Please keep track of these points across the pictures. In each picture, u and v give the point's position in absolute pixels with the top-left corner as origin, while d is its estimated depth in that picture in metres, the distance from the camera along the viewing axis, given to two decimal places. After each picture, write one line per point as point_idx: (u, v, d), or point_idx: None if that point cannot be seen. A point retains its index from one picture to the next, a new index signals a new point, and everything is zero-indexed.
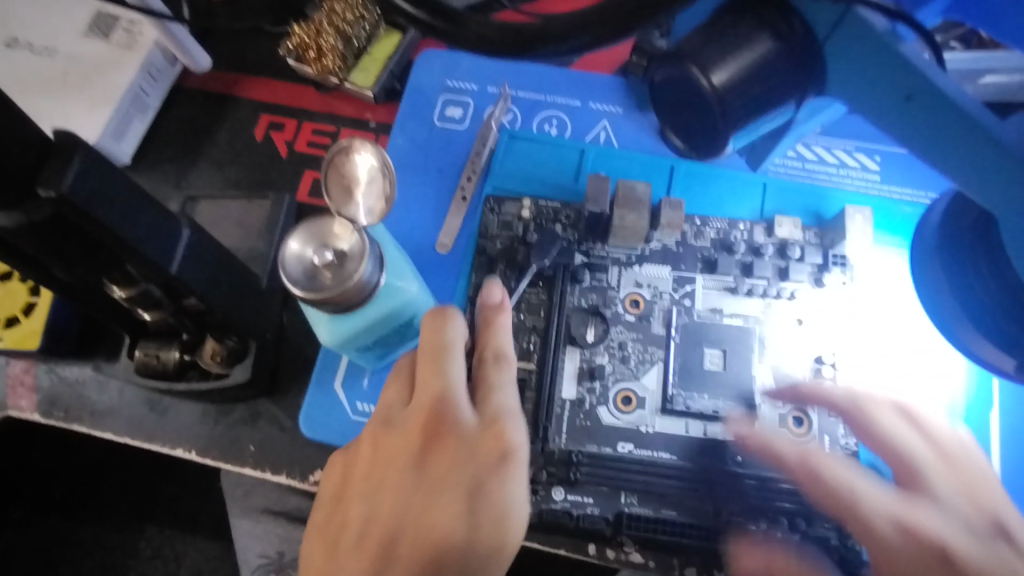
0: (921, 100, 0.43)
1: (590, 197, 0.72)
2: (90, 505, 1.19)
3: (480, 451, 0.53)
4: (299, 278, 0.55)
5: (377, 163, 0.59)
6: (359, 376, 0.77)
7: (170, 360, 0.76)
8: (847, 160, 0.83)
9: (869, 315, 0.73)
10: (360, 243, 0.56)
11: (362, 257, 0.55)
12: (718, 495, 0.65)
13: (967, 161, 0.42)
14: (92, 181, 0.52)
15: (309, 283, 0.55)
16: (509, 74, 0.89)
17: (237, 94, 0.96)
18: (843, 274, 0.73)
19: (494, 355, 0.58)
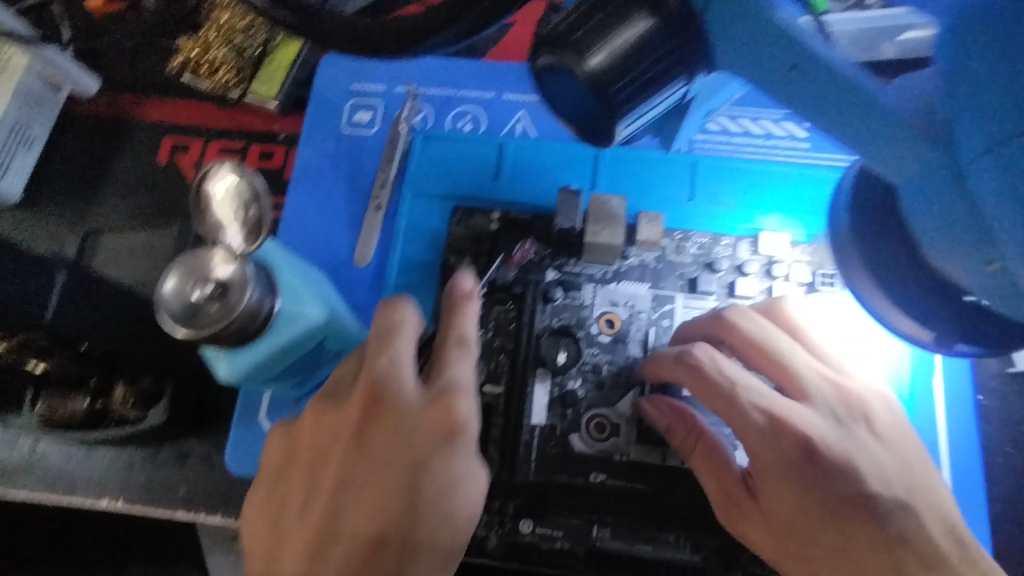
0: (807, 71, 0.39)
1: (561, 211, 0.67)
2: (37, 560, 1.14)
3: (414, 449, 0.50)
4: (182, 318, 0.51)
5: (243, 180, 0.50)
6: (285, 407, 0.73)
7: (78, 411, 0.71)
8: (773, 130, 0.81)
9: (861, 329, 0.69)
10: (241, 271, 0.51)
11: (246, 285, 0.51)
12: (690, 526, 0.64)
13: (856, 131, 0.39)
14: None
15: (195, 320, 0.51)
16: (418, 71, 0.84)
17: (132, 117, 0.90)
18: (832, 295, 0.70)
19: (453, 340, 0.55)
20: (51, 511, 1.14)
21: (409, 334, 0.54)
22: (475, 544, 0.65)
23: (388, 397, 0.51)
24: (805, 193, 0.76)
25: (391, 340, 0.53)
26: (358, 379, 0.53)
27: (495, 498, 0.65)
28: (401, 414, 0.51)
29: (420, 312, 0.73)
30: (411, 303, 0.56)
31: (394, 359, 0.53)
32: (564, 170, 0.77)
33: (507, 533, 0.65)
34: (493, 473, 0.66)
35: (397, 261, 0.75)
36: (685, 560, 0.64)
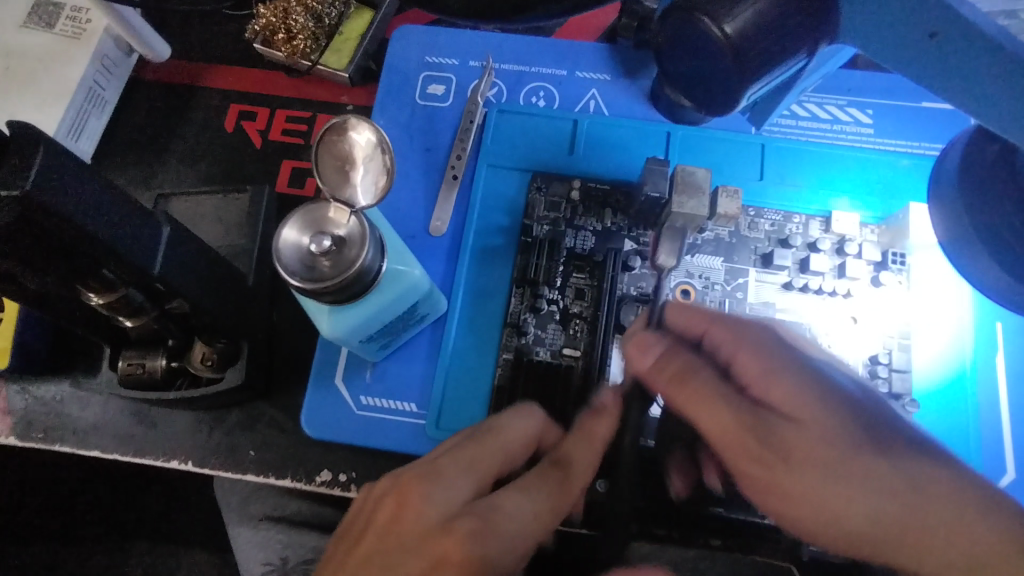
0: (948, 40, 0.40)
1: (647, 180, 0.69)
2: (81, 526, 1.15)
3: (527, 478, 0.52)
4: (297, 270, 0.52)
5: (374, 141, 0.53)
6: (361, 370, 0.73)
7: (157, 368, 0.72)
8: (839, 116, 0.81)
9: (925, 308, 0.71)
10: (358, 230, 0.53)
11: (361, 245, 0.52)
12: None
13: (994, 90, 0.40)
14: (59, 177, 0.48)
15: (306, 274, 0.52)
16: (491, 46, 0.85)
17: (203, 84, 0.90)
18: (900, 275, 0.72)
19: (564, 462, 0.54)
20: (96, 477, 1.15)
21: (500, 448, 0.54)
22: None
23: (420, 491, 0.50)
24: (875, 179, 0.77)
25: (489, 441, 0.54)
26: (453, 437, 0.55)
27: None
28: (478, 454, 0.53)
29: (498, 282, 0.74)
30: (539, 412, 0.58)
31: (459, 466, 0.52)
32: (636, 147, 0.79)
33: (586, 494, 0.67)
34: None
35: (474, 228, 0.76)
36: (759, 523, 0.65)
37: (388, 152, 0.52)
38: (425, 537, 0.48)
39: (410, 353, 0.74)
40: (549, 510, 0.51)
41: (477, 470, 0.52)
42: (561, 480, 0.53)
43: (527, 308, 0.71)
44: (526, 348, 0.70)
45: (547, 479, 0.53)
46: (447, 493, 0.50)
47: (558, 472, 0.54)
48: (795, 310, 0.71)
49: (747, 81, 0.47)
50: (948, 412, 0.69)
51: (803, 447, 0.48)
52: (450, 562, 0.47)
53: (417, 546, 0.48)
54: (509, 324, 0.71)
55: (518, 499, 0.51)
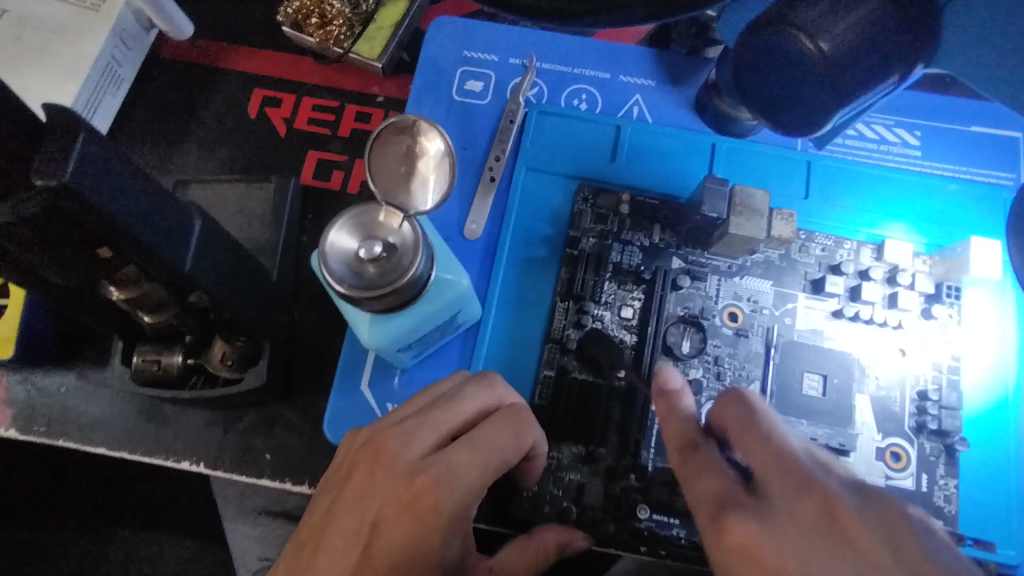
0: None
1: (706, 200, 0.66)
2: (60, 514, 1.11)
3: (481, 435, 0.51)
4: (343, 278, 0.49)
5: (441, 148, 0.50)
6: (389, 376, 0.70)
7: (173, 366, 0.68)
8: (887, 136, 0.79)
9: (975, 347, 0.71)
10: (408, 237, 0.50)
11: (412, 254, 0.49)
12: None
13: None
14: (100, 167, 0.44)
15: (350, 285, 0.49)
16: (535, 44, 0.82)
17: (225, 65, 0.86)
18: (951, 308, 0.71)
19: (521, 414, 0.54)
20: (80, 465, 1.11)
21: (460, 414, 0.53)
22: (594, 529, 0.63)
23: (389, 441, 0.51)
24: (924, 204, 0.75)
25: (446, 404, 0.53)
26: (419, 398, 0.55)
27: (618, 481, 0.64)
28: (438, 413, 0.52)
29: (539, 290, 0.71)
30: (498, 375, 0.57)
31: (418, 425, 0.51)
32: (681, 159, 0.76)
33: (626, 520, 0.63)
34: (612, 458, 0.65)
35: (514, 239, 0.73)
36: None
37: (455, 160, 0.50)
38: (392, 468, 0.50)
39: (442, 362, 0.70)
40: (496, 457, 0.51)
41: (435, 427, 0.52)
42: (520, 430, 0.53)
43: (571, 323, 0.68)
44: (569, 365, 0.67)
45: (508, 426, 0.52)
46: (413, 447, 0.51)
47: (517, 423, 0.53)
48: (843, 340, 0.70)
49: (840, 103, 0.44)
50: (993, 448, 0.68)
51: (767, 533, 0.44)
52: (420, 507, 0.48)
53: (391, 479, 0.49)
54: (552, 340, 0.68)
55: (471, 452, 0.50)
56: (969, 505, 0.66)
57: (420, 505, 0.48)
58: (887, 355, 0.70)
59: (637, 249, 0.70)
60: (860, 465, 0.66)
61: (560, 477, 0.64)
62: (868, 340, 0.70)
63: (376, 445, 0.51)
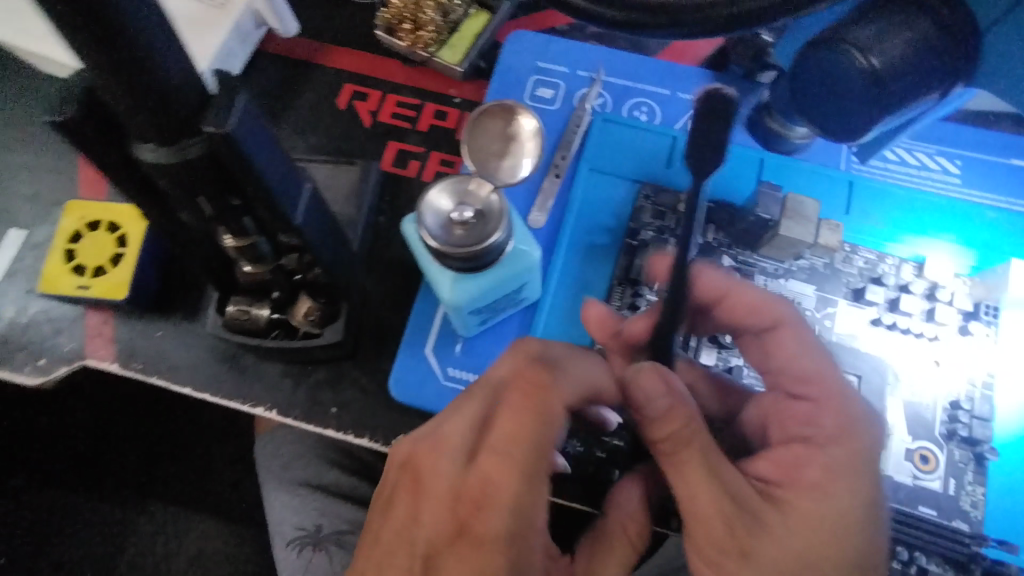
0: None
1: (760, 202, 0.73)
2: (108, 477, 1.29)
3: (501, 430, 0.54)
4: (436, 232, 0.57)
5: (532, 131, 0.59)
6: (451, 344, 0.79)
7: (262, 318, 0.76)
8: (928, 163, 0.85)
9: (1012, 369, 0.74)
10: (497, 208, 0.57)
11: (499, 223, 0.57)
12: None
13: None
14: (248, 124, 0.53)
15: (441, 239, 0.56)
16: (603, 59, 0.90)
17: (321, 62, 0.96)
18: (988, 328, 0.74)
19: (545, 398, 0.55)
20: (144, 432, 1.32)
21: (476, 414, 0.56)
22: None
23: (423, 470, 0.55)
24: (962, 226, 0.80)
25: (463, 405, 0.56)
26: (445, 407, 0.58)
27: None
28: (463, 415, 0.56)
29: (597, 277, 0.78)
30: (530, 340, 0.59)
31: (449, 437, 0.55)
32: (731, 170, 0.83)
33: None
34: None
35: (573, 229, 0.80)
36: None
37: (542, 139, 0.59)
38: (432, 495, 0.54)
39: (500, 335, 0.78)
40: (524, 445, 0.53)
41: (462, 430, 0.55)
42: (540, 408, 0.54)
43: (625, 305, 0.75)
44: None
45: (525, 406, 0.54)
46: (446, 465, 0.54)
47: (536, 402, 0.55)
48: (879, 346, 0.74)
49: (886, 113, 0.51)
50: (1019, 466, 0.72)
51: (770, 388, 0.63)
52: (476, 492, 0.53)
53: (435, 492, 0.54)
54: None
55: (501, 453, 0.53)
56: (993, 513, 0.70)
57: (471, 506, 0.53)
58: (922, 366, 0.73)
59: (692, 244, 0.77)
60: (889, 463, 0.70)
61: (603, 442, 0.71)
62: (905, 350, 0.74)
63: (411, 476, 0.56)
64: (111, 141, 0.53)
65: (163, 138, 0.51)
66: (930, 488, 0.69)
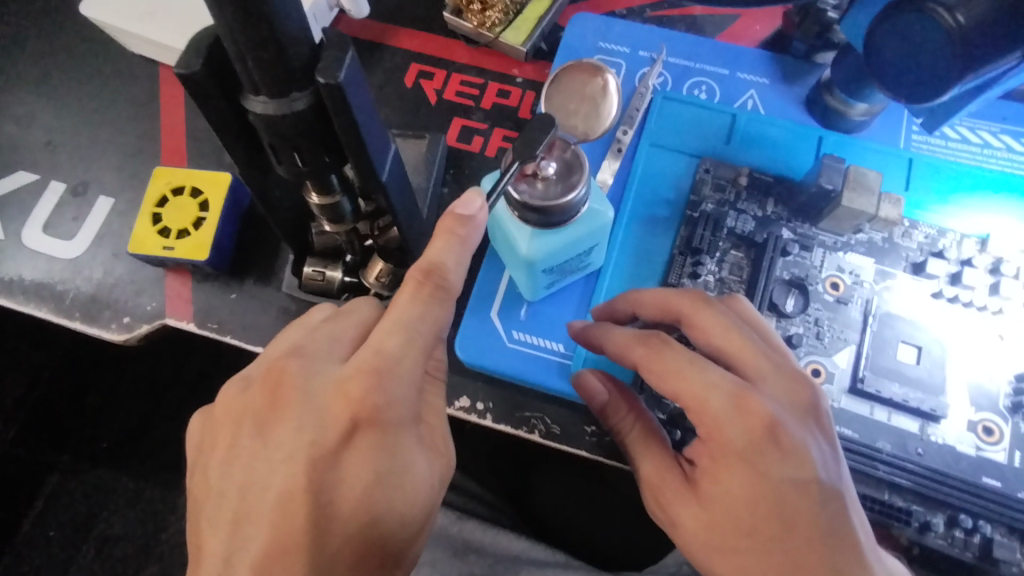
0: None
1: (823, 173, 0.74)
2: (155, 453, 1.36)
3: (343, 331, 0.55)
4: (545, 168, 0.60)
5: None
6: (515, 308, 0.80)
7: (336, 281, 0.80)
8: (991, 141, 0.85)
9: None
10: (551, 201, 0.60)
11: (536, 213, 0.61)
12: (898, 480, 0.69)
13: None
14: (351, 79, 0.57)
15: (531, 175, 0.60)
16: (663, 39, 0.93)
17: (390, 43, 1.01)
18: None
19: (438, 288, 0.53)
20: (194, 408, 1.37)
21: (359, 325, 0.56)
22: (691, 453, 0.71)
23: (296, 366, 0.52)
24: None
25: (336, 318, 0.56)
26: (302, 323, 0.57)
27: None
28: (327, 323, 0.56)
29: (659, 246, 0.81)
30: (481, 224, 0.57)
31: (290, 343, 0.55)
32: (789, 147, 0.85)
33: None
34: None
35: (636, 200, 0.83)
36: (885, 500, 0.68)
37: None
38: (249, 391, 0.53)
39: (564, 300, 0.80)
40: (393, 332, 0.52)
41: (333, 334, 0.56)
42: (421, 295, 0.53)
43: (687, 274, 0.77)
44: None
45: (414, 298, 0.52)
46: (325, 363, 0.53)
47: (427, 285, 0.53)
48: (941, 319, 0.75)
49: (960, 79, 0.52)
50: None
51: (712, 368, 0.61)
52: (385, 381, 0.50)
53: (303, 394, 0.51)
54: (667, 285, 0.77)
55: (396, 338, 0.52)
56: None
57: (365, 408, 0.50)
58: (986, 339, 0.74)
59: (752, 213, 0.79)
60: (951, 433, 0.71)
61: (664, 404, 0.73)
62: (968, 324, 0.74)
63: (263, 377, 0.52)
64: (225, 92, 0.57)
65: (275, 88, 0.55)
66: (993, 459, 0.70)
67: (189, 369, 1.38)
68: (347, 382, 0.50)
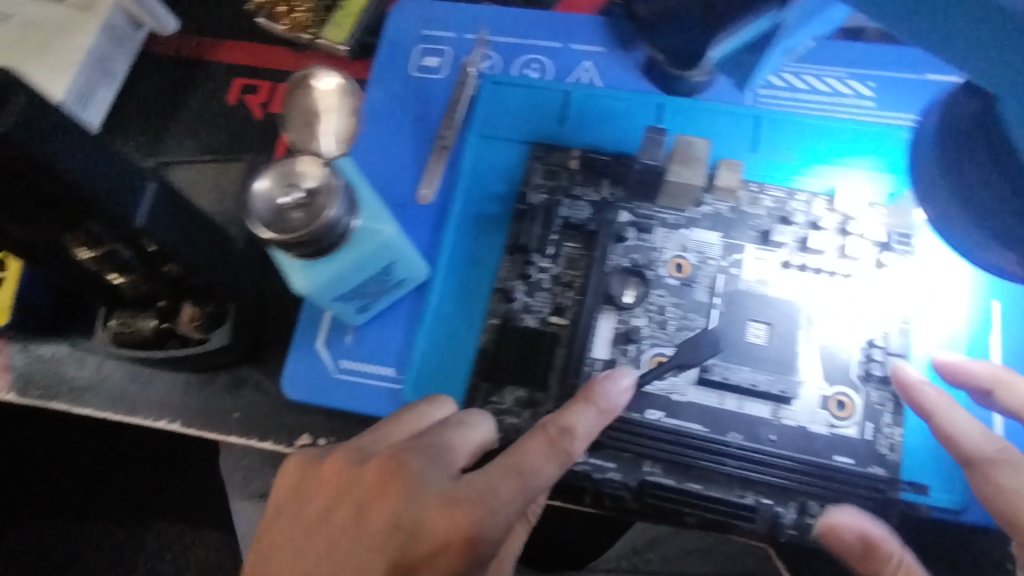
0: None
1: (645, 149, 0.68)
2: None
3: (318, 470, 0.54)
4: (299, 194, 0.54)
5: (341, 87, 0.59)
6: (343, 333, 0.75)
7: (146, 328, 0.75)
8: (840, 88, 0.79)
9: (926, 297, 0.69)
10: (312, 226, 0.52)
11: (304, 245, 0.53)
12: (748, 475, 0.65)
13: None
14: (37, 128, 0.50)
15: (286, 206, 0.53)
16: (488, 19, 0.85)
17: (210, 58, 0.93)
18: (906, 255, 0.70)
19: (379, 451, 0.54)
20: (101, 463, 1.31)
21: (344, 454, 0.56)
22: None
23: (352, 516, 0.51)
24: (880, 149, 0.74)
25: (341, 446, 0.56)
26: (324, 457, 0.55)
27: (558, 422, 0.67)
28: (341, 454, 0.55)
29: (489, 249, 0.74)
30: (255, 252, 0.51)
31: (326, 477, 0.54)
32: (628, 120, 0.78)
33: None
34: (552, 402, 0.67)
35: (464, 200, 0.76)
36: (737, 501, 0.65)
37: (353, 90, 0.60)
38: (420, 509, 0.49)
39: (394, 320, 0.75)
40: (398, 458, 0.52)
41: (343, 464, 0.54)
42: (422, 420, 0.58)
43: (517, 275, 0.71)
44: (513, 314, 0.70)
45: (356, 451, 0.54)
46: (366, 503, 0.51)
47: (386, 473, 0.51)
48: (790, 291, 0.69)
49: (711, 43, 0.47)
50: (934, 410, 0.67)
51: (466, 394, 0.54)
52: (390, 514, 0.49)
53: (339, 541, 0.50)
54: (497, 289, 0.71)
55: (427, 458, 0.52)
56: (909, 449, 0.67)
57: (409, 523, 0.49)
58: (843, 306, 0.69)
59: (584, 198, 0.73)
60: (803, 414, 0.66)
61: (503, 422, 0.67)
62: (819, 293, 0.69)
63: (359, 514, 0.51)
64: None
65: None
66: (845, 435, 0.66)
67: (49, 428, 1.19)
68: (328, 523, 0.52)
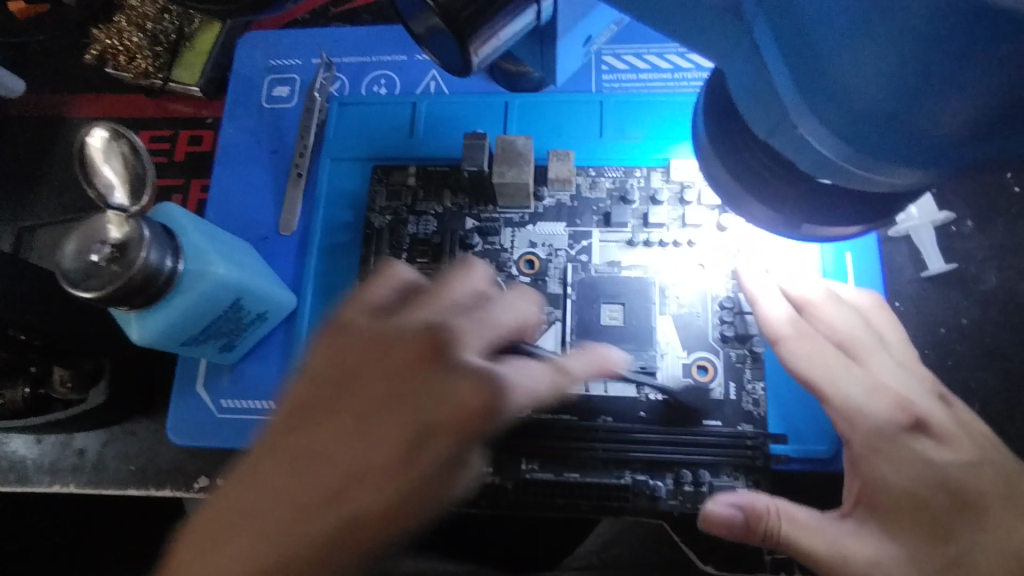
0: (808, 135, 0.34)
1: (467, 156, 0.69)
2: None
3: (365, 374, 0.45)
4: (107, 248, 0.53)
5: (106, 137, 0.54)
6: (219, 374, 0.75)
7: (18, 398, 0.73)
8: (681, 63, 0.81)
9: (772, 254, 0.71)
10: (126, 276, 0.52)
11: (122, 298, 0.53)
12: (622, 455, 0.65)
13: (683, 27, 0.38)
14: None
15: (97, 262, 0.53)
16: (334, 41, 0.86)
17: (67, 115, 0.92)
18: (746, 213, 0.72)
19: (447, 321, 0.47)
20: None
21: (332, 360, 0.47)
22: None
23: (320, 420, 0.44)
24: None
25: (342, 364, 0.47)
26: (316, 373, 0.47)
27: None
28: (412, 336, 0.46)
29: (351, 268, 0.75)
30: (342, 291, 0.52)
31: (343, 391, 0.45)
32: (476, 122, 0.79)
33: None
34: None
35: (320, 226, 0.76)
36: (615, 482, 0.65)
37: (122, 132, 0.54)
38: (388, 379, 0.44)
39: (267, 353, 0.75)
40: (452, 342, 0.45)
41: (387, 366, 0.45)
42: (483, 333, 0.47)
43: None
44: None
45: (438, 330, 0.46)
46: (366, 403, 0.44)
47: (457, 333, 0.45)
48: (639, 268, 0.71)
49: (463, 46, 0.45)
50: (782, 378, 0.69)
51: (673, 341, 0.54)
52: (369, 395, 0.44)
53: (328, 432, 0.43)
54: None
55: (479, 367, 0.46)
56: (773, 405, 0.68)
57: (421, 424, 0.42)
58: (687, 275, 0.70)
59: (433, 206, 0.74)
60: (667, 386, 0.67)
61: None
62: (665, 266, 0.71)
63: (335, 417, 0.44)
64: None
65: None
66: (712, 399, 0.67)
67: None
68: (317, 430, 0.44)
